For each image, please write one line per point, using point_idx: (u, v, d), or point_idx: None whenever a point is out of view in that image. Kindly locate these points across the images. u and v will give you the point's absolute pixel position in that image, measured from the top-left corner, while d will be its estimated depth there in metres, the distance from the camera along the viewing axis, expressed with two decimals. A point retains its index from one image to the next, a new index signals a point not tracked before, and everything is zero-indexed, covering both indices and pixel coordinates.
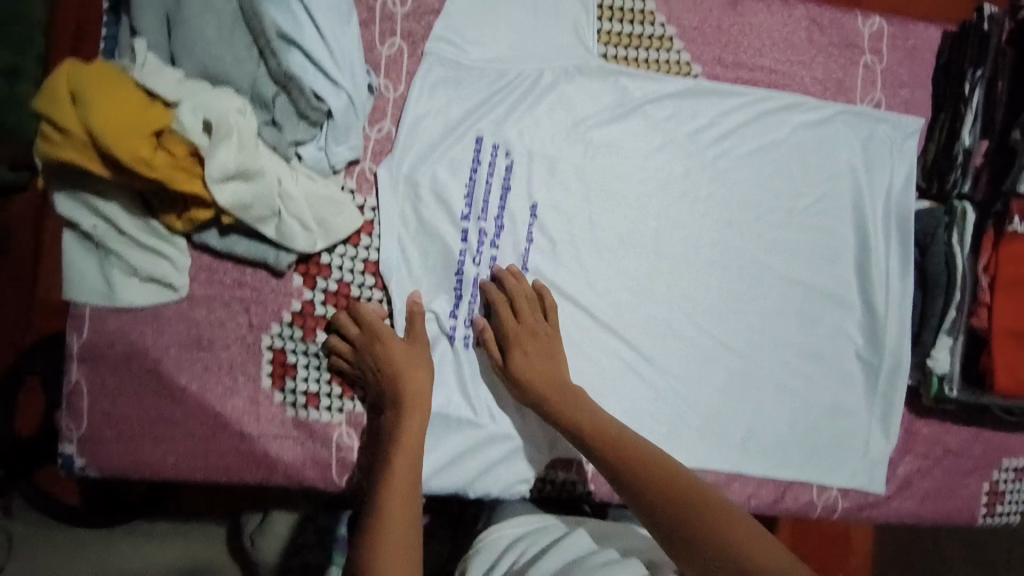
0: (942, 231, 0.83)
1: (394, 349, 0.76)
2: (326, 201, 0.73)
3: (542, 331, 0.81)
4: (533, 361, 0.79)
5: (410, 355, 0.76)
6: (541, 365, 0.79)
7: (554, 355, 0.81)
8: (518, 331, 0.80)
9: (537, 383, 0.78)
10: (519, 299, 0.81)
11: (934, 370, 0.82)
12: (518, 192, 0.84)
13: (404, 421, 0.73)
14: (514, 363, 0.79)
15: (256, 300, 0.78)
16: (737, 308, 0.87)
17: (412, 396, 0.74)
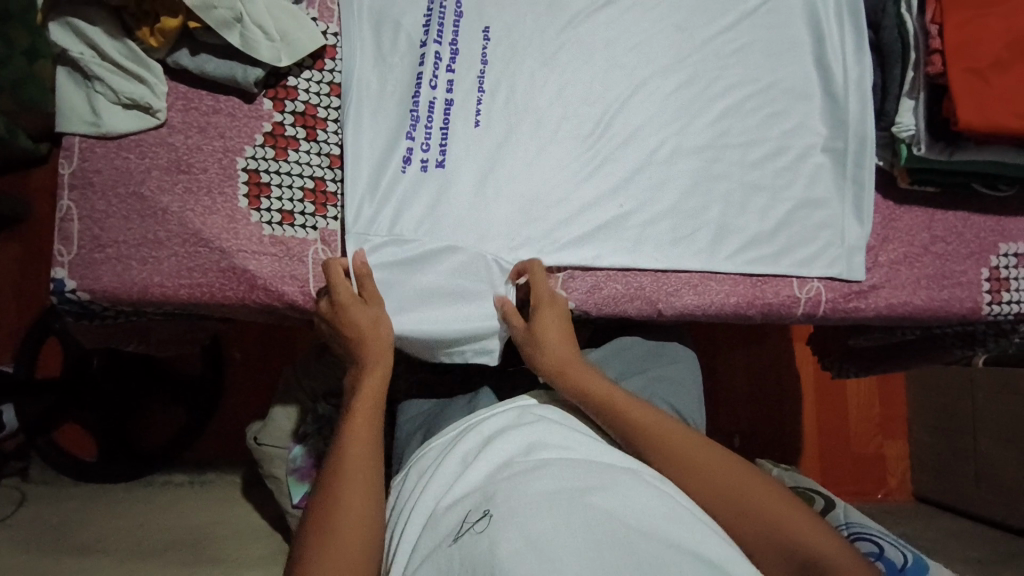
0: (891, 6, 0.84)
1: (356, 313, 0.77)
2: (287, 15, 0.80)
3: (556, 308, 0.81)
4: (547, 339, 0.79)
5: (375, 327, 0.78)
6: (558, 343, 0.79)
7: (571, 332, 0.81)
8: (535, 317, 0.80)
9: (556, 359, 0.77)
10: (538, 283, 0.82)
11: (900, 135, 0.81)
12: (472, 15, 0.88)
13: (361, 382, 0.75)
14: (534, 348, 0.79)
15: (231, 124, 0.82)
16: (696, 112, 0.89)
17: (375, 351, 0.77)
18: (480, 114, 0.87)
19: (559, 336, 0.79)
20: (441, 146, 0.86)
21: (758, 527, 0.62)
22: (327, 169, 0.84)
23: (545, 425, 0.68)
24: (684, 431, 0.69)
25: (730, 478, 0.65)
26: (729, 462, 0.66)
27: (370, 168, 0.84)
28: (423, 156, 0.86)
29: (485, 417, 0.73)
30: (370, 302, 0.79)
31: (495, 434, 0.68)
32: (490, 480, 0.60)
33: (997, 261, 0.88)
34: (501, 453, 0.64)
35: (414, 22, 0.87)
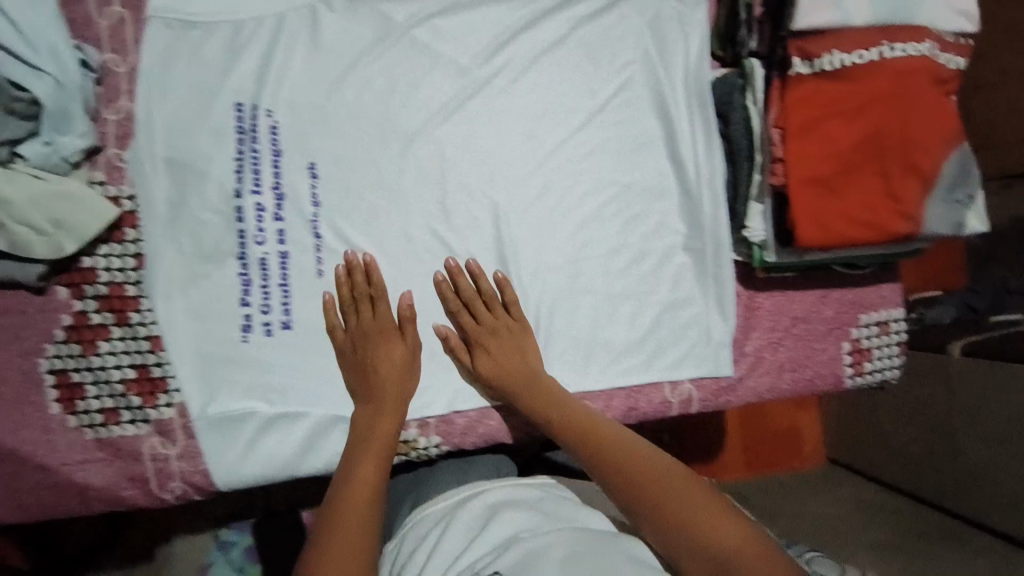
0: (737, 94, 0.78)
1: (393, 351, 0.78)
2: (60, 198, 0.68)
3: (503, 332, 0.80)
4: (496, 360, 0.79)
5: (393, 363, 0.77)
6: (507, 363, 0.79)
7: (522, 348, 0.80)
8: (478, 331, 0.79)
9: (511, 383, 0.78)
10: (469, 293, 0.81)
11: (753, 240, 0.79)
12: (294, 150, 0.78)
13: (354, 466, 0.70)
14: (479, 364, 0.79)
15: (23, 323, 0.72)
16: (551, 225, 0.84)
17: (361, 431, 0.75)
18: (322, 262, 0.80)
19: (505, 350, 0.79)
20: (283, 303, 0.80)
21: (703, 550, 0.56)
22: (149, 352, 0.76)
23: (543, 498, 0.71)
24: (620, 440, 0.68)
25: (659, 478, 0.62)
26: (663, 469, 0.63)
27: (208, 339, 0.78)
28: (264, 321, 0.79)
29: (488, 485, 0.74)
30: (411, 345, 0.79)
31: (503, 502, 0.70)
32: (499, 550, 0.61)
33: (859, 332, 0.89)
34: (512, 522, 0.65)
35: (225, 169, 0.77)
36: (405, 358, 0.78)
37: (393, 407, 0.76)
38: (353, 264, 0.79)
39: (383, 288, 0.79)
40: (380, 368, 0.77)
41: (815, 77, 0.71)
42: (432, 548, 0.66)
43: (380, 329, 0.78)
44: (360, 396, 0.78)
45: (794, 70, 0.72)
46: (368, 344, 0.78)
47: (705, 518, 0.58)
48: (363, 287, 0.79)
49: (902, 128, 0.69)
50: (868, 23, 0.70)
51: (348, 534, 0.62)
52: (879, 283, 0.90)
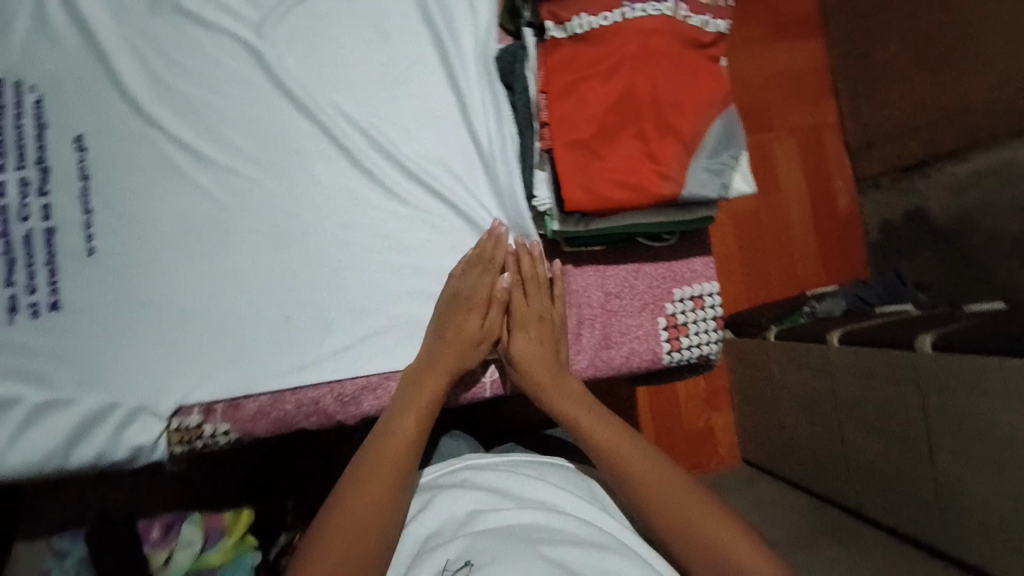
0: (516, 65, 0.79)
1: (469, 324, 0.80)
2: None
3: (550, 323, 0.82)
4: (530, 350, 0.80)
5: (459, 344, 0.79)
6: (539, 357, 0.80)
7: (555, 341, 0.82)
8: (525, 314, 0.81)
9: (535, 373, 0.80)
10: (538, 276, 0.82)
11: (540, 208, 0.79)
12: (59, 124, 0.75)
13: (393, 426, 0.74)
14: (515, 345, 0.81)
15: None
16: (347, 200, 0.82)
17: (426, 403, 0.76)
18: (94, 239, 0.76)
19: (536, 351, 0.80)
20: (51, 282, 0.75)
21: (672, 524, 0.67)
22: None
23: (506, 474, 0.75)
24: (604, 423, 0.76)
25: (643, 463, 0.72)
26: (648, 453, 0.73)
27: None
28: (30, 301, 0.74)
29: (468, 463, 0.78)
30: (484, 327, 0.81)
31: (484, 482, 0.74)
32: (468, 526, 0.66)
33: (673, 307, 0.88)
34: (481, 502, 0.70)
35: None
36: (474, 332, 0.80)
37: (432, 379, 0.77)
38: (490, 233, 0.81)
39: (501, 263, 0.81)
40: (444, 345, 0.78)
41: (571, 41, 0.71)
42: (408, 529, 0.70)
43: (464, 300, 0.80)
44: (403, 371, 0.79)
45: (549, 35, 0.72)
46: (444, 315, 0.79)
47: (690, 504, 0.68)
48: (486, 258, 0.80)
49: (654, 90, 0.69)
50: None
51: (352, 515, 0.67)
52: (692, 256, 0.89)
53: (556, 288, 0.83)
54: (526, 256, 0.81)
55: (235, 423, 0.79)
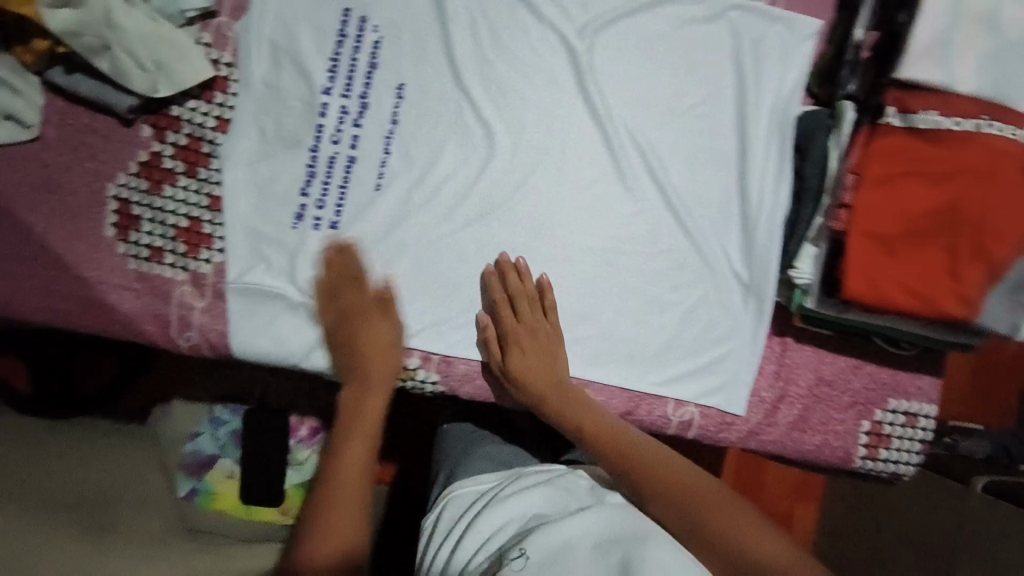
0: (821, 133, 0.78)
1: (535, 365, 0.80)
2: (165, 42, 0.74)
3: (543, 334, 0.82)
4: (531, 363, 0.80)
5: (380, 343, 0.81)
6: (541, 369, 0.81)
7: (553, 353, 0.82)
8: (517, 329, 0.81)
9: (534, 384, 0.80)
10: (521, 298, 0.82)
11: (797, 281, 0.78)
12: (388, 68, 0.81)
13: (363, 396, 0.80)
14: (513, 362, 0.80)
15: (106, 147, 0.79)
16: (603, 210, 0.85)
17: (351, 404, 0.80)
18: (383, 178, 0.83)
19: (539, 369, 0.80)
20: (337, 205, 0.83)
21: (675, 505, 0.68)
22: (206, 210, 0.80)
23: (565, 481, 0.74)
24: (613, 426, 0.77)
25: (648, 461, 0.73)
26: (658, 452, 0.74)
27: (261, 212, 0.82)
28: (316, 215, 0.82)
29: (531, 471, 0.78)
30: (397, 324, 0.83)
31: (531, 485, 0.73)
32: (517, 534, 0.66)
33: (882, 415, 0.85)
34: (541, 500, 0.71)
35: (318, 65, 0.80)
36: (389, 335, 0.82)
37: (376, 395, 0.81)
38: (342, 249, 0.82)
39: (553, 298, 0.83)
40: (365, 351, 0.81)
41: (904, 133, 0.69)
42: (466, 526, 0.71)
43: (371, 308, 0.82)
44: (336, 373, 0.82)
45: (884, 120, 0.70)
46: (349, 324, 0.81)
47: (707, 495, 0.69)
48: (507, 288, 0.82)
49: (984, 209, 0.66)
50: (968, 93, 0.68)
51: (350, 470, 0.76)
52: (918, 373, 0.85)
53: (540, 296, 0.83)
54: (514, 268, 0.82)
55: (445, 379, 0.85)
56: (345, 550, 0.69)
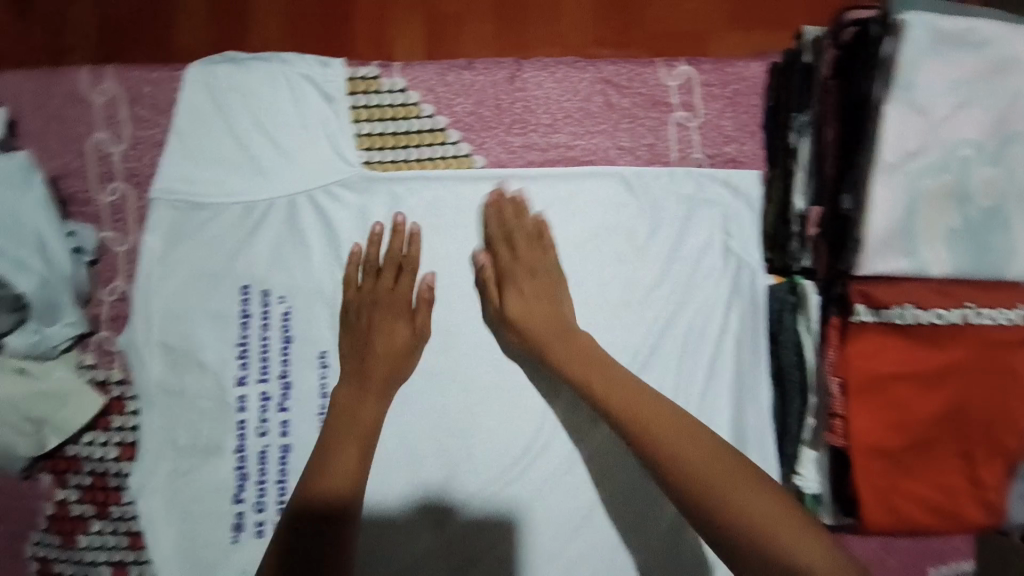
0: (787, 315, 0.71)
1: (399, 336, 0.70)
2: (48, 396, 0.66)
3: (542, 276, 0.72)
4: (529, 301, 0.70)
5: (393, 347, 0.70)
6: (543, 310, 0.70)
7: (554, 296, 0.71)
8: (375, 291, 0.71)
9: (537, 326, 0.69)
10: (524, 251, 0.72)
11: (805, 491, 0.70)
12: (302, 340, 0.72)
13: (335, 453, 0.65)
14: (509, 302, 0.70)
15: (9, 507, 0.71)
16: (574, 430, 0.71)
17: (339, 412, 0.68)
18: None
19: (533, 295, 0.71)
20: (279, 501, 0.71)
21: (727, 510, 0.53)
22: (128, 548, 0.71)
23: None
24: (615, 390, 0.63)
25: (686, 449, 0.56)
26: (679, 423, 0.59)
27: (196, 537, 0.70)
28: (257, 518, 0.71)
29: None
30: (420, 332, 0.71)
31: None
32: None
33: None
34: None
35: (220, 358, 0.71)
36: (407, 344, 0.71)
37: (372, 392, 0.69)
38: (508, 199, 0.74)
39: (416, 263, 0.73)
40: (376, 352, 0.70)
41: (881, 330, 0.64)
42: None
43: (389, 307, 0.71)
44: (346, 372, 0.70)
45: (856, 317, 0.65)
46: (370, 314, 0.71)
47: (746, 480, 0.55)
48: (501, 227, 0.73)
49: (991, 406, 0.61)
50: (944, 276, 0.63)
51: (338, 470, 0.64)
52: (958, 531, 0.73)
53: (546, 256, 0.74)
54: (509, 205, 0.73)
55: None
56: (337, 503, 0.63)
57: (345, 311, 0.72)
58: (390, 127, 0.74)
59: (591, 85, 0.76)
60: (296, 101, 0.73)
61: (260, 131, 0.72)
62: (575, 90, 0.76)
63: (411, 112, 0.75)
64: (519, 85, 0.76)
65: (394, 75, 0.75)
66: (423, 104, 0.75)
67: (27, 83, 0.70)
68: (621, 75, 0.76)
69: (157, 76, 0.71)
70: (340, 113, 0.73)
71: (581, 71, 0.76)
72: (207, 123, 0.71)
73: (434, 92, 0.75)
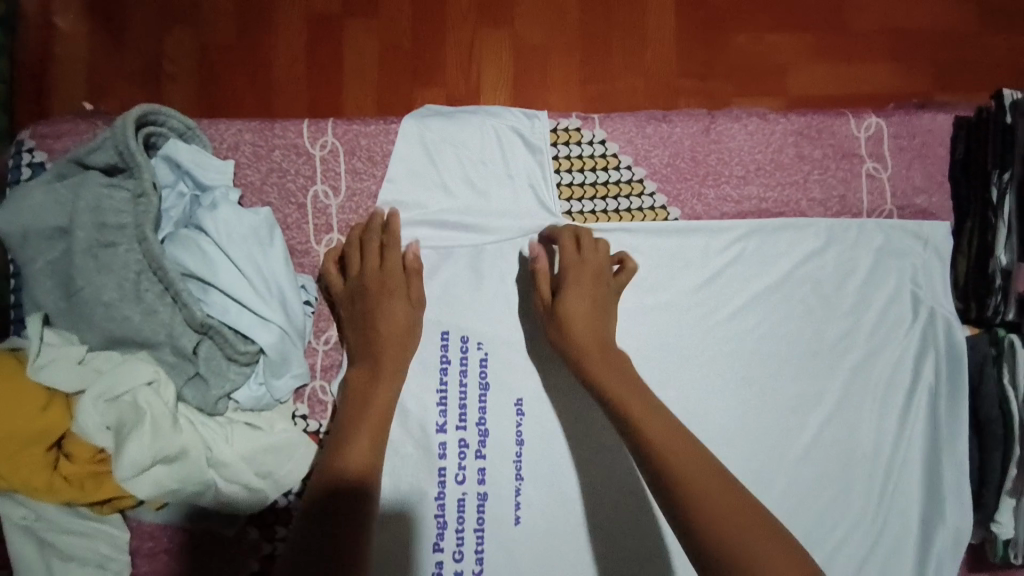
0: (990, 367, 0.73)
1: (394, 309, 0.67)
2: (273, 450, 0.64)
3: (600, 288, 0.69)
4: (576, 306, 0.67)
5: (394, 325, 0.66)
6: (587, 318, 0.67)
7: (605, 308, 0.69)
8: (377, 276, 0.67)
9: (576, 331, 0.66)
10: (572, 255, 0.70)
11: (999, 536, 0.71)
12: (501, 389, 0.73)
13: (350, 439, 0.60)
14: (566, 301, 0.67)
15: (208, 565, 0.67)
16: (767, 475, 0.74)
17: (359, 404, 0.63)
18: (520, 508, 0.72)
19: (585, 299, 0.67)
20: (477, 550, 0.71)
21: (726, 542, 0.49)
22: None
23: None
24: (652, 417, 0.59)
25: (692, 468, 0.55)
26: (690, 447, 0.57)
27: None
28: (456, 568, 0.71)
29: None
30: (414, 305, 0.68)
31: None
32: None
33: None
34: None
35: (428, 405, 0.72)
36: (408, 323, 0.67)
37: (382, 391, 0.64)
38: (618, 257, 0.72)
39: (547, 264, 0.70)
40: (378, 332, 0.66)
41: None
42: None
43: (390, 286, 0.67)
44: (354, 359, 0.67)
45: None
46: (370, 296, 0.67)
47: (731, 502, 0.52)
48: (585, 249, 0.70)
49: None
50: None
51: (351, 456, 0.58)
52: None
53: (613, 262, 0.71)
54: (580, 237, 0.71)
55: None
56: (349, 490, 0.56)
57: (342, 305, 0.68)
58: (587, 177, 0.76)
59: (783, 137, 0.78)
60: (502, 152, 0.75)
61: (469, 181, 0.74)
62: (767, 142, 0.78)
63: (610, 162, 0.76)
64: (714, 137, 0.77)
65: (595, 127, 0.76)
66: (622, 155, 0.76)
67: (247, 134, 0.72)
68: (811, 127, 0.78)
69: (373, 129, 0.74)
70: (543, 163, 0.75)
71: (773, 123, 0.78)
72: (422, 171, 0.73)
73: (632, 143, 0.76)
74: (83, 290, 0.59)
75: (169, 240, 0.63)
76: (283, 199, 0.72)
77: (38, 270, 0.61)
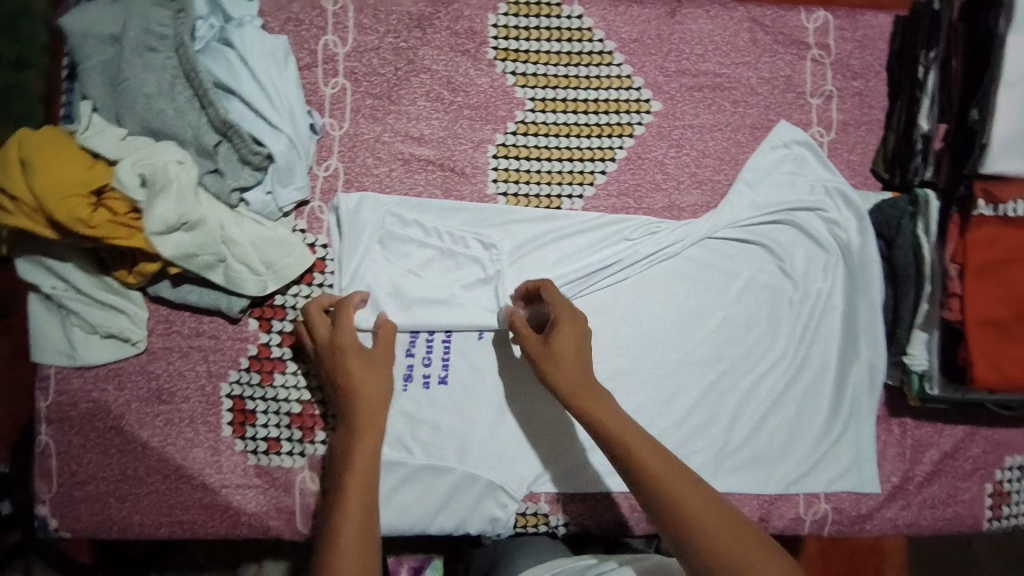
0: (908, 221, 0.81)
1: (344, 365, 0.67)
2: (273, 243, 0.75)
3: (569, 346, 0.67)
4: (560, 362, 0.67)
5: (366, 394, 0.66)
6: (572, 355, 0.67)
7: (584, 347, 0.69)
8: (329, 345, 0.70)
9: (562, 378, 0.66)
10: (559, 312, 0.70)
11: (913, 369, 0.80)
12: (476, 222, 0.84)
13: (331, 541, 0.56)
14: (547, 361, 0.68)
15: (214, 348, 0.78)
16: (703, 312, 0.84)
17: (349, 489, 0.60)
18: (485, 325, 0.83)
19: (572, 352, 0.67)
20: (444, 357, 0.82)
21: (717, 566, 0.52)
22: (318, 390, 0.79)
23: None
24: (635, 436, 0.60)
25: (677, 490, 0.56)
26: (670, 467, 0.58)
27: None
28: (425, 373, 0.81)
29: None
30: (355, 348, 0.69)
31: None
32: None
33: (1001, 474, 0.87)
34: None
35: None
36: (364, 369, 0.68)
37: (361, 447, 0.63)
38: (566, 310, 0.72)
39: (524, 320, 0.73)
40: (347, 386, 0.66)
41: (995, 222, 0.76)
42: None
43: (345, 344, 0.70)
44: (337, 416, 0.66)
45: (977, 211, 0.77)
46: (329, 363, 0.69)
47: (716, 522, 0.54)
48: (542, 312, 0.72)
49: None
50: None
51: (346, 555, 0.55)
52: None
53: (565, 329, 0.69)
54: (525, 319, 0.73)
55: (569, 513, 0.83)
56: None
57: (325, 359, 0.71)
58: (540, 275, 0.83)
59: (739, 23, 0.88)
60: (469, 261, 0.82)
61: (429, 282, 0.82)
62: (725, 26, 0.88)
63: (585, 35, 0.87)
64: (678, 19, 0.88)
65: (573, 4, 0.87)
66: (596, 29, 0.87)
67: None
68: (765, 16, 0.88)
69: None
70: (503, 264, 0.82)
71: (732, 11, 0.88)
72: (390, 265, 0.81)
73: (604, 19, 0.87)
74: (127, 81, 0.70)
75: (207, 52, 0.74)
76: (299, 45, 0.83)
77: (87, 67, 0.72)
